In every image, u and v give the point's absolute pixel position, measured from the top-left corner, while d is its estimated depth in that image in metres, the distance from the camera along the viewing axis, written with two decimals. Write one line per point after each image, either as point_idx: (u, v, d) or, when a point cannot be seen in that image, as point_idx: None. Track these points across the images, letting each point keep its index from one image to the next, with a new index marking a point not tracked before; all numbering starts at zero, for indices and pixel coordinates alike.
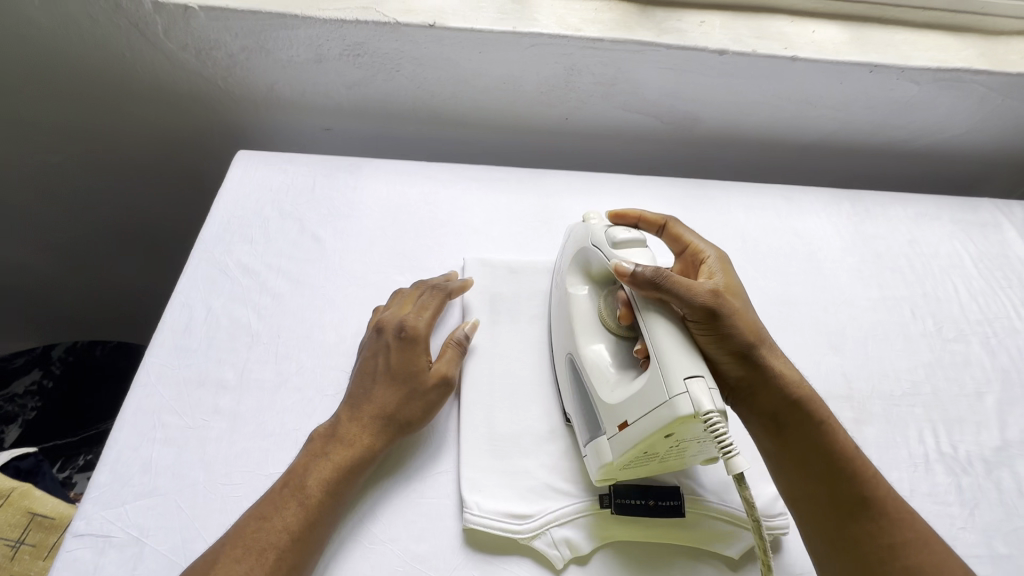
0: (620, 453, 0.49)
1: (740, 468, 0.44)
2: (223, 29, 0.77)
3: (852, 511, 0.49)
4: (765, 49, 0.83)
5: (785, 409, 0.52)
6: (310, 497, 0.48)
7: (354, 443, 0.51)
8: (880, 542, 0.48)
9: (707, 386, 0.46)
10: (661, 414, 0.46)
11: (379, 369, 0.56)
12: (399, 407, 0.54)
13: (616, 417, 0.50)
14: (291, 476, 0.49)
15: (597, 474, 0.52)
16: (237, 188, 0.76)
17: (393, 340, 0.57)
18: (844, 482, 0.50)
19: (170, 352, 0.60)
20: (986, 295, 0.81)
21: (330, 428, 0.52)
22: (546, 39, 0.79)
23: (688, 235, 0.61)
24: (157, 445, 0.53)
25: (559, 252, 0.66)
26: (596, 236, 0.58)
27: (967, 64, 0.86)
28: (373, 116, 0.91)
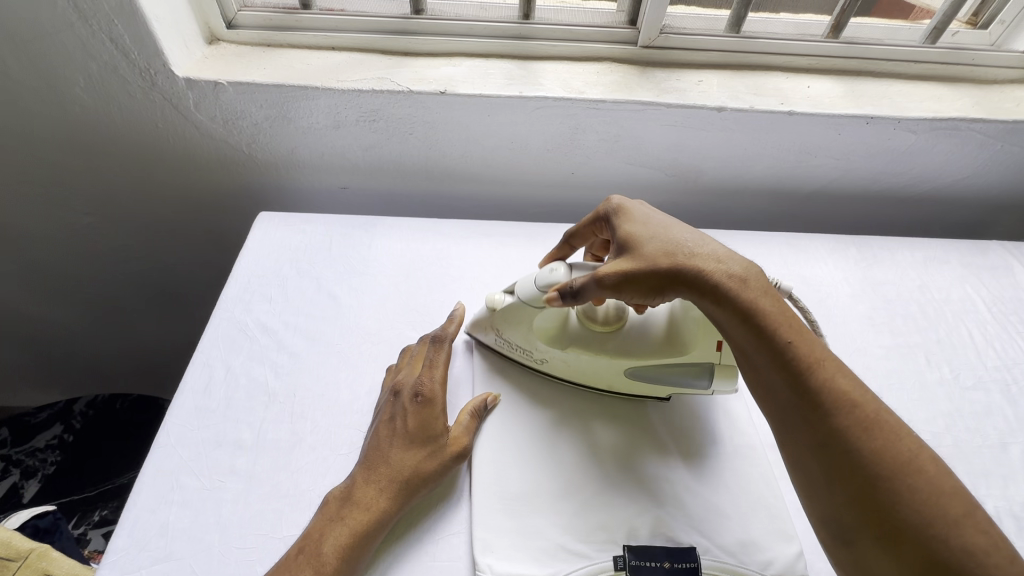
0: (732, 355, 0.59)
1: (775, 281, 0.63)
2: (249, 101, 0.82)
3: (795, 407, 0.48)
4: (763, 105, 0.86)
5: (722, 308, 0.52)
6: (326, 564, 0.48)
7: (370, 507, 0.52)
8: (817, 430, 0.47)
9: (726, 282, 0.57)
10: None
11: (396, 431, 0.57)
12: (414, 466, 0.55)
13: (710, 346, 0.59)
14: (306, 541, 0.50)
15: (728, 385, 0.62)
16: (259, 249, 0.79)
17: (409, 403, 0.58)
18: (785, 376, 0.49)
19: (189, 412, 0.61)
20: (1003, 340, 0.80)
21: (346, 491, 0.53)
22: (551, 101, 0.84)
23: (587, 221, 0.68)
24: (175, 507, 0.54)
25: (488, 337, 0.68)
26: (533, 298, 0.61)
27: (963, 113, 0.88)
28: (388, 175, 0.95)
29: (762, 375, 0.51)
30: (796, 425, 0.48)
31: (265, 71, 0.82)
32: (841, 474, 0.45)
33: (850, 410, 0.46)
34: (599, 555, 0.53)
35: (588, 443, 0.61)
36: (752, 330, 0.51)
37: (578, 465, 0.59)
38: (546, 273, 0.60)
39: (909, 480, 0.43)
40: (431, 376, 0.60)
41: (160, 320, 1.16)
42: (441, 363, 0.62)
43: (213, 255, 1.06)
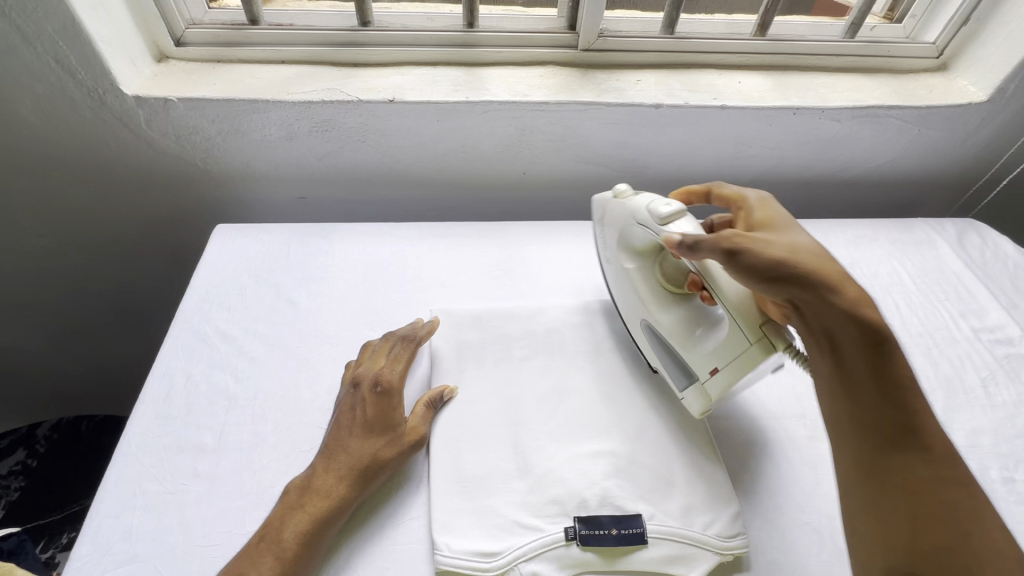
0: (718, 390, 0.60)
1: None
2: (201, 116, 0.84)
3: (894, 428, 0.50)
4: (697, 101, 0.91)
5: (845, 325, 0.53)
6: (287, 549, 0.51)
7: (328, 494, 0.55)
8: (914, 472, 0.48)
9: (777, 326, 0.56)
10: (748, 355, 0.57)
11: (356, 421, 0.60)
12: (370, 454, 0.57)
13: (705, 365, 0.60)
14: (266, 530, 0.53)
15: (696, 409, 0.63)
16: (216, 260, 0.81)
17: (370, 394, 0.61)
18: (899, 413, 0.50)
19: (149, 421, 0.62)
20: (925, 308, 0.86)
21: (307, 481, 0.56)
22: (496, 105, 0.88)
23: (729, 194, 0.68)
24: (138, 512, 0.55)
25: (598, 232, 0.75)
26: (639, 213, 0.65)
27: (881, 101, 0.95)
28: (345, 183, 0.97)
29: (869, 407, 0.51)
30: (885, 460, 0.49)
31: (215, 87, 0.84)
32: (918, 499, 0.47)
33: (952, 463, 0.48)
34: (551, 527, 0.56)
35: (541, 425, 0.64)
36: (879, 356, 0.52)
37: (530, 446, 0.62)
38: (664, 208, 0.63)
39: (994, 542, 0.44)
40: (390, 370, 0.64)
41: (124, 339, 1.16)
42: (403, 358, 0.66)
43: (172, 270, 1.06)
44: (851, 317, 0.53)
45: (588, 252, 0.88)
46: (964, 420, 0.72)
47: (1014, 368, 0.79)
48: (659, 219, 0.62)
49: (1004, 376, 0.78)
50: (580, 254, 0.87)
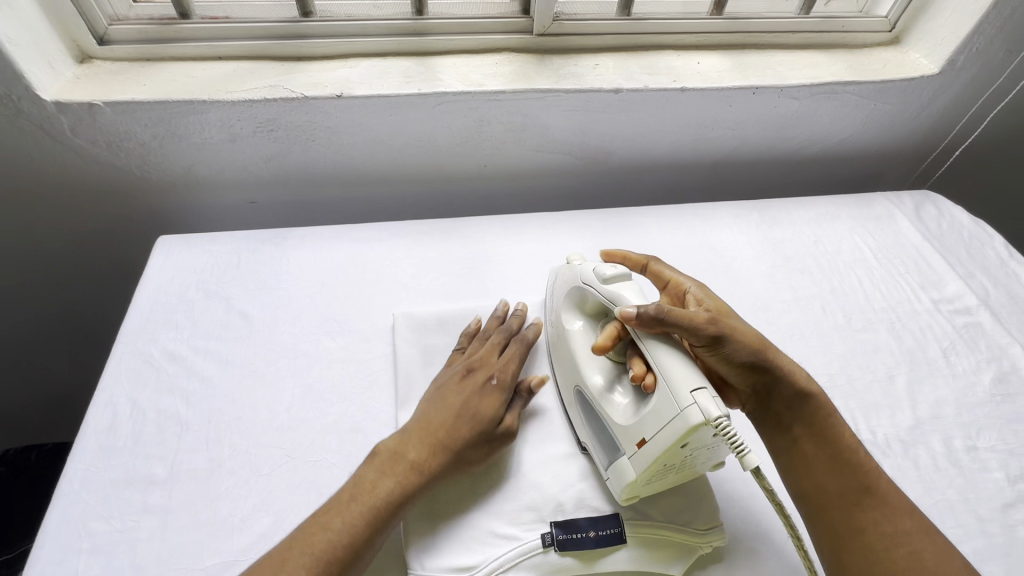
0: (642, 469, 0.53)
1: (754, 463, 0.48)
2: (132, 120, 0.78)
3: (853, 487, 0.54)
4: (656, 84, 0.90)
5: (796, 400, 0.57)
6: (384, 508, 0.51)
7: (423, 469, 0.54)
8: (877, 527, 0.52)
9: (712, 395, 0.50)
10: (675, 426, 0.50)
11: (466, 406, 0.58)
12: (471, 442, 0.57)
13: (633, 436, 0.54)
14: (358, 489, 0.52)
15: (621, 493, 0.55)
16: (159, 275, 0.75)
17: (486, 386, 0.61)
18: (852, 472, 0.54)
19: (93, 454, 0.58)
20: (887, 282, 0.88)
21: (398, 450, 0.55)
22: (451, 96, 0.84)
23: (668, 272, 0.68)
24: (83, 555, 0.51)
25: (549, 293, 0.72)
26: (585, 273, 0.64)
27: (838, 78, 0.95)
28: (296, 184, 0.93)
29: (828, 471, 0.55)
30: (848, 521, 0.53)
31: (145, 88, 0.78)
32: (892, 552, 0.50)
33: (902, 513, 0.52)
34: (525, 535, 0.55)
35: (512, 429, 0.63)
36: (825, 422, 0.57)
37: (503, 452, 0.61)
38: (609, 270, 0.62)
39: None
40: (505, 367, 0.62)
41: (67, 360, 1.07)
42: (517, 359, 0.64)
43: (117, 283, 0.99)
44: (801, 393, 0.57)
45: (553, 245, 0.85)
46: (928, 391, 0.74)
47: (972, 337, 0.81)
48: (604, 279, 0.61)
49: (963, 346, 0.79)
50: (546, 248, 0.85)
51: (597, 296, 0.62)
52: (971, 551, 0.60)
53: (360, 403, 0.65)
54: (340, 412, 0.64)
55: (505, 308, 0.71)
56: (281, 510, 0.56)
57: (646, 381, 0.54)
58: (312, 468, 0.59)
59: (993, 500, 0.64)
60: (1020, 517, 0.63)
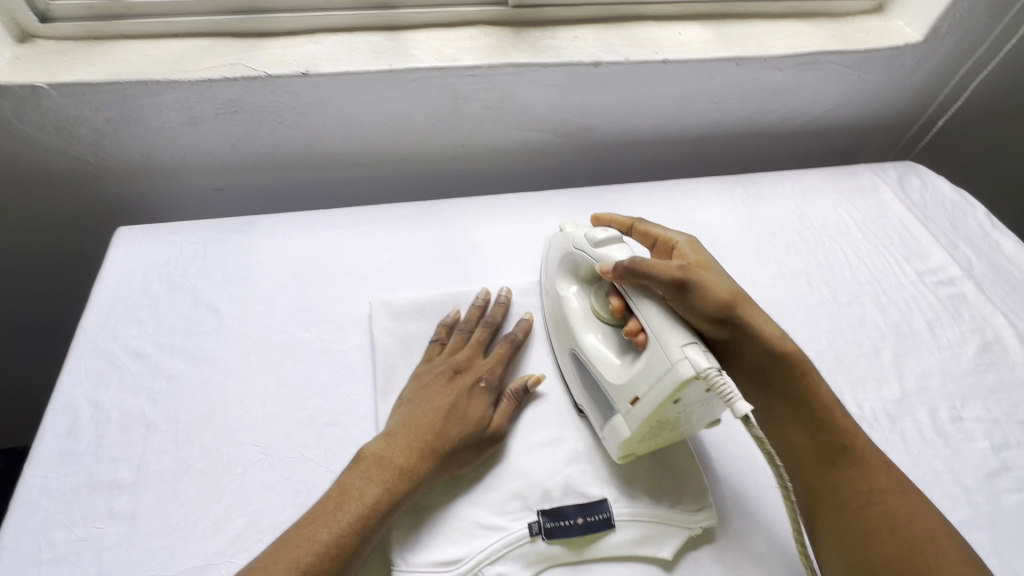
0: (636, 425, 0.53)
1: (745, 412, 0.47)
2: (81, 104, 0.73)
3: (827, 446, 0.54)
4: (638, 56, 0.87)
5: (771, 362, 0.57)
6: (367, 515, 0.49)
7: (410, 475, 0.52)
8: (856, 487, 0.52)
9: (703, 349, 0.50)
10: (666, 379, 0.50)
11: (451, 407, 0.57)
12: (459, 446, 0.55)
13: (626, 395, 0.54)
14: (343, 496, 0.50)
15: (617, 451, 0.55)
16: (119, 268, 0.71)
17: (472, 387, 0.59)
18: (827, 432, 0.55)
19: (52, 460, 0.55)
20: (873, 255, 0.87)
21: (382, 454, 0.53)
22: (424, 73, 0.80)
23: (656, 230, 0.66)
24: (45, 567, 0.48)
25: (544, 264, 0.72)
26: (577, 239, 0.65)
27: (821, 47, 0.93)
28: (265, 169, 0.88)
29: (805, 428, 0.55)
30: (827, 482, 0.53)
31: (93, 68, 0.73)
32: (866, 511, 0.51)
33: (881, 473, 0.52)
34: (511, 524, 0.53)
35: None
36: (801, 381, 0.57)
37: None
38: (602, 235, 0.62)
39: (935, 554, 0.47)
40: (492, 367, 0.61)
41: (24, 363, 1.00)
42: (504, 357, 0.63)
43: (74, 275, 0.93)
44: (776, 355, 0.56)
45: (535, 226, 0.83)
46: (914, 363, 0.73)
47: (956, 307, 0.81)
48: (597, 242, 0.62)
49: (948, 317, 0.79)
50: (527, 229, 0.83)
51: (590, 261, 0.63)
52: (957, 521, 0.60)
53: (337, 396, 0.62)
54: (317, 405, 0.61)
55: (486, 296, 0.69)
56: (256, 510, 0.53)
57: (639, 337, 0.55)
58: (288, 465, 0.56)
59: (978, 469, 0.64)
60: (1004, 485, 0.63)
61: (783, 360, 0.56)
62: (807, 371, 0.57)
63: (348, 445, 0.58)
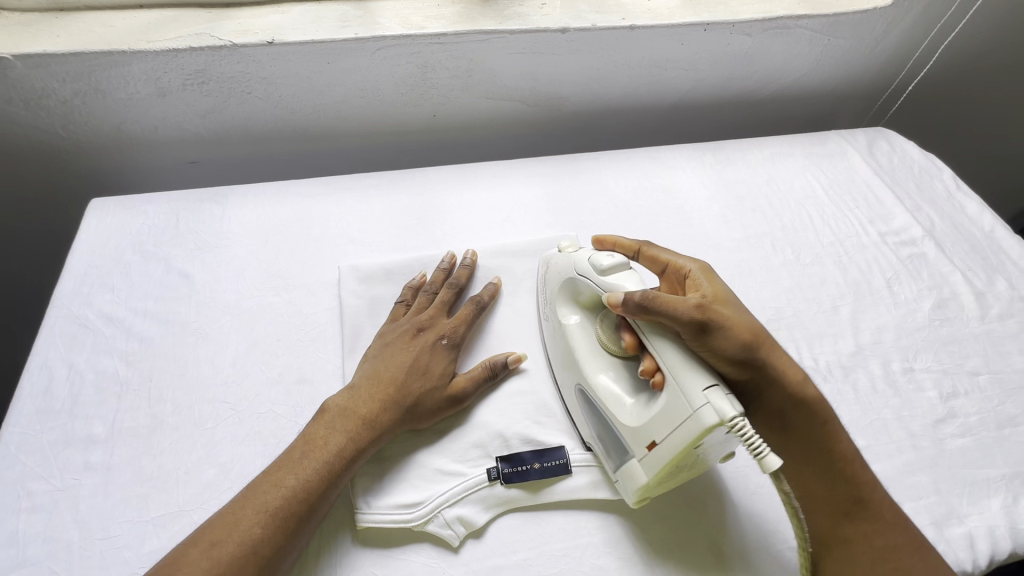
0: (653, 473, 0.50)
1: (774, 467, 0.44)
2: (47, 75, 0.74)
3: (844, 499, 0.53)
4: (605, 22, 0.87)
5: (792, 407, 0.54)
6: (331, 463, 0.51)
7: (371, 422, 0.55)
8: (871, 543, 0.52)
9: (726, 393, 0.47)
10: (689, 428, 0.47)
11: (413, 363, 0.59)
12: (419, 398, 0.57)
13: (642, 438, 0.51)
14: (309, 443, 0.52)
15: (631, 496, 0.53)
16: (92, 238, 0.72)
17: (434, 344, 0.61)
18: (846, 484, 0.53)
19: (29, 418, 0.57)
20: (837, 218, 0.88)
21: (346, 403, 0.56)
22: (390, 41, 0.80)
23: (664, 255, 0.63)
24: (24, 514, 0.51)
25: (541, 290, 0.68)
26: (579, 263, 0.61)
27: (790, 11, 0.93)
28: (238, 142, 0.89)
29: (824, 476, 0.54)
30: (842, 536, 0.53)
31: (59, 39, 0.73)
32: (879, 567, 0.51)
33: (897, 528, 0.52)
34: (469, 471, 0.56)
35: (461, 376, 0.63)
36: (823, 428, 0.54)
37: None
38: (605, 259, 0.58)
39: None
40: (455, 325, 0.63)
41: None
42: (467, 317, 0.64)
43: (47, 247, 0.94)
44: (798, 402, 0.54)
45: (503, 193, 0.84)
46: (870, 319, 0.76)
47: (916, 266, 0.83)
48: (601, 269, 0.57)
49: (907, 276, 0.81)
50: (497, 196, 0.84)
51: (595, 288, 0.58)
52: (902, 464, 0.63)
53: (306, 355, 0.64)
54: (286, 364, 0.63)
55: (452, 259, 0.71)
56: (226, 461, 0.56)
57: (656, 378, 0.52)
58: (258, 420, 0.59)
59: (926, 417, 0.67)
60: (949, 430, 0.66)
61: (805, 406, 0.54)
62: (829, 418, 0.55)
63: (316, 400, 0.61)
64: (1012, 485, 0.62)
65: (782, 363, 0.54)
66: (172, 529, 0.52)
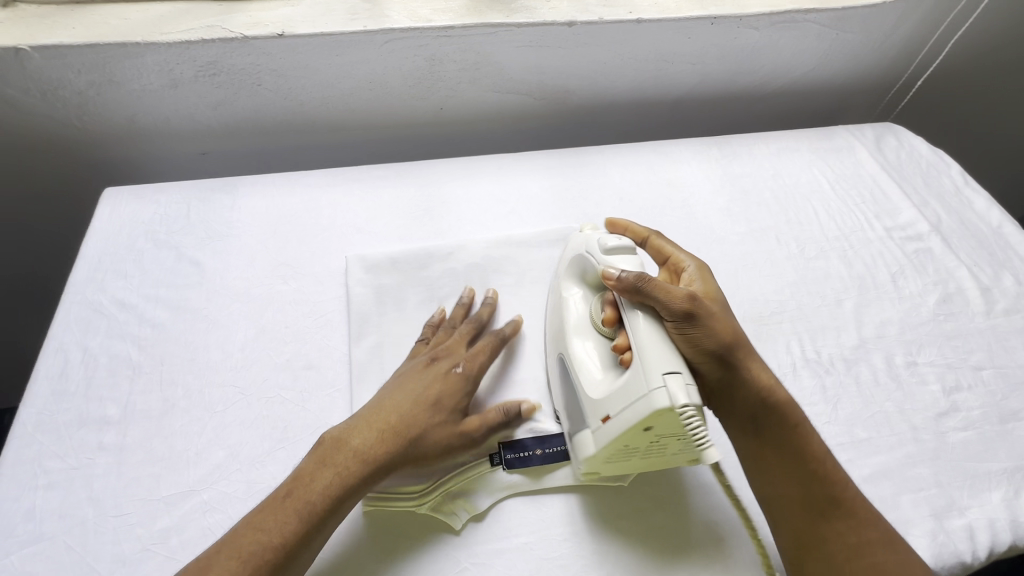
0: (601, 446, 0.51)
1: (711, 457, 0.48)
2: (63, 66, 0.75)
3: (818, 498, 0.52)
4: (612, 16, 0.87)
5: (764, 410, 0.55)
6: (315, 506, 0.48)
7: (367, 460, 0.51)
8: (846, 541, 0.51)
9: (684, 381, 0.48)
10: (640, 406, 0.48)
11: (423, 393, 0.56)
12: (423, 438, 0.53)
13: (599, 412, 0.52)
14: (296, 484, 0.49)
15: (580, 466, 0.55)
16: (106, 227, 0.74)
17: (447, 376, 0.58)
18: (819, 482, 0.53)
19: (45, 399, 0.58)
20: (843, 212, 0.88)
21: (341, 437, 0.52)
22: (398, 34, 0.81)
23: (669, 247, 0.64)
24: (40, 491, 0.53)
25: (555, 267, 0.69)
26: (589, 242, 0.62)
27: (798, 5, 0.93)
28: (248, 134, 0.90)
29: (796, 475, 0.53)
30: (817, 535, 0.51)
31: (74, 31, 0.75)
32: (854, 564, 0.50)
33: (872, 527, 0.51)
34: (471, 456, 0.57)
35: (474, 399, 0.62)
36: (797, 430, 0.54)
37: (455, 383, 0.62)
38: (613, 241, 0.59)
39: None
40: (473, 356, 0.60)
41: (20, 325, 1.03)
42: (487, 349, 0.61)
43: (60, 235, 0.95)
44: (769, 404, 0.55)
45: (509, 185, 0.85)
46: (874, 313, 0.76)
47: (922, 261, 0.83)
48: (605, 248, 0.59)
49: (912, 270, 0.81)
50: (502, 188, 0.85)
51: (596, 267, 0.59)
52: (902, 456, 0.63)
53: (313, 342, 0.65)
54: (295, 350, 0.64)
55: (472, 296, 0.67)
56: (235, 443, 0.57)
57: (624, 356, 0.52)
58: (266, 404, 0.60)
59: (928, 410, 0.67)
60: (951, 424, 0.66)
61: (778, 407, 0.55)
62: (801, 421, 0.55)
63: (323, 386, 0.62)
64: (1013, 479, 0.62)
65: (757, 365, 0.55)
66: (182, 508, 0.53)
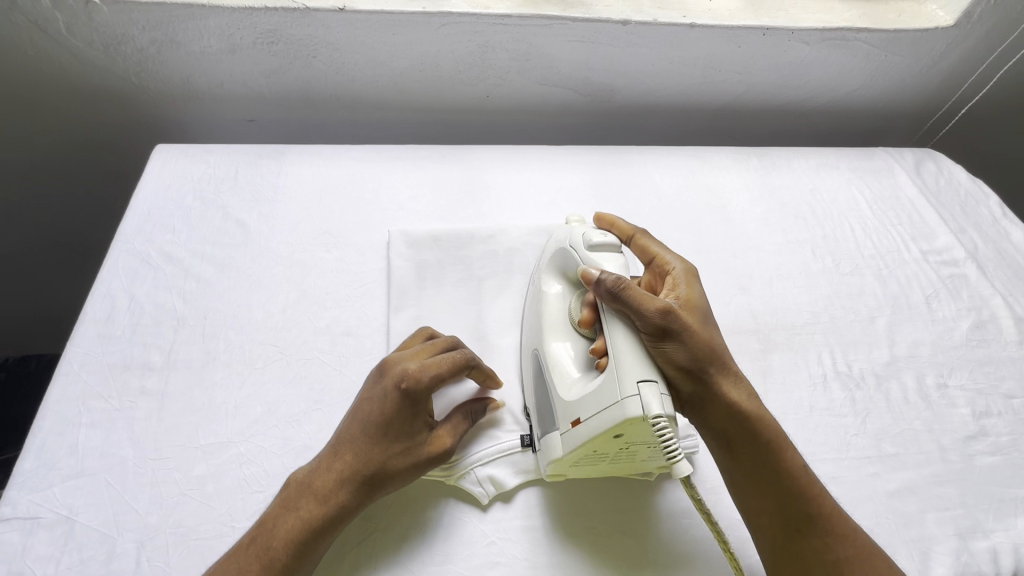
0: (569, 449, 0.51)
1: (685, 472, 0.46)
2: (127, 21, 0.77)
3: (795, 515, 0.51)
4: (666, 18, 0.88)
5: (737, 425, 0.52)
6: (276, 560, 0.46)
7: (328, 500, 0.48)
8: (825, 559, 0.50)
9: (660, 390, 0.47)
10: (614, 412, 0.47)
11: (370, 415, 0.50)
12: (381, 463, 0.49)
13: (570, 414, 0.52)
14: (260, 530, 0.47)
15: (547, 468, 0.54)
16: (157, 181, 0.75)
17: (392, 396, 0.50)
18: (797, 500, 0.51)
19: (91, 340, 0.60)
20: (880, 232, 0.88)
21: (306, 477, 0.49)
22: (455, 18, 0.82)
23: (654, 246, 0.62)
24: (84, 429, 0.54)
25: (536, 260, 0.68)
26: (574, 237, 0.61)
27: (851, 24, 0.93)
28: (296, 104, 0.92)
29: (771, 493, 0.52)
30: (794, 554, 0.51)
31: None
32: None
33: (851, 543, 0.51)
34: (500, 435, 0.58)
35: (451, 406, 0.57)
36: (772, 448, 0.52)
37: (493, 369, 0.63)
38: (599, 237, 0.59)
39: None
40: (419, 368, 0.51)
41: (57, 278, 1.06)
42: (443, 363, 0.52)
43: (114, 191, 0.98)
44: (744, 418, 0.52)
45: (552, 175, 0.86)
46: (907, 333, 0.76)
47: (956, 287, 0.82)
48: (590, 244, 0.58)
49: (946, 294, 0.81)
50: (544, 178, 0.85)
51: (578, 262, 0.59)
52: (929, 475, 0.63)
53: (352, 310, 0.66)
54: (334, 316, 0.65)
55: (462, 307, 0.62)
56: (273, 400, 0.58)
57: (600, 359, 0.52)
58: (304, 365, 0.61)
59: (957, 432, 0.67)
60: (979, 448, 0.66)
61: (753, 423, 0.52)
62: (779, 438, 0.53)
63: (360, 353, 0.63)
64: None
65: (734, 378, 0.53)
66: (219, 458, 0.54)
